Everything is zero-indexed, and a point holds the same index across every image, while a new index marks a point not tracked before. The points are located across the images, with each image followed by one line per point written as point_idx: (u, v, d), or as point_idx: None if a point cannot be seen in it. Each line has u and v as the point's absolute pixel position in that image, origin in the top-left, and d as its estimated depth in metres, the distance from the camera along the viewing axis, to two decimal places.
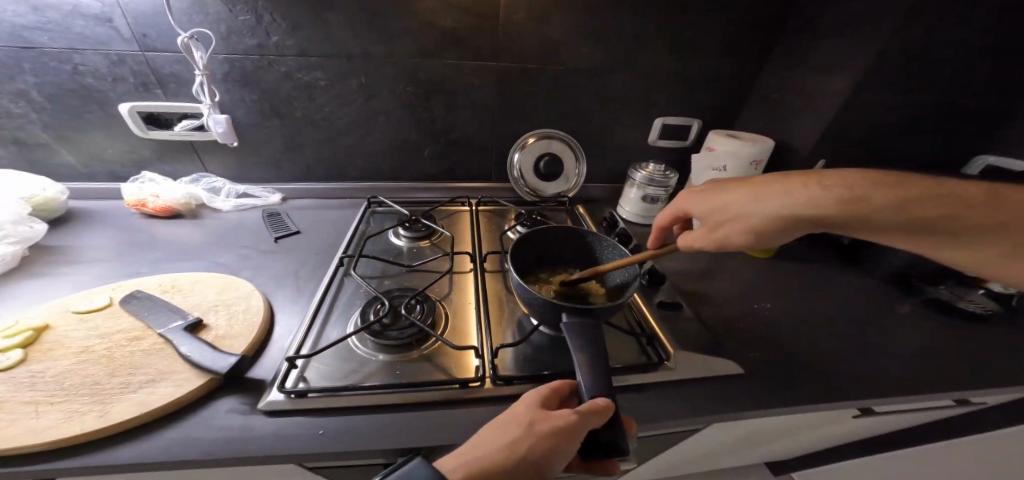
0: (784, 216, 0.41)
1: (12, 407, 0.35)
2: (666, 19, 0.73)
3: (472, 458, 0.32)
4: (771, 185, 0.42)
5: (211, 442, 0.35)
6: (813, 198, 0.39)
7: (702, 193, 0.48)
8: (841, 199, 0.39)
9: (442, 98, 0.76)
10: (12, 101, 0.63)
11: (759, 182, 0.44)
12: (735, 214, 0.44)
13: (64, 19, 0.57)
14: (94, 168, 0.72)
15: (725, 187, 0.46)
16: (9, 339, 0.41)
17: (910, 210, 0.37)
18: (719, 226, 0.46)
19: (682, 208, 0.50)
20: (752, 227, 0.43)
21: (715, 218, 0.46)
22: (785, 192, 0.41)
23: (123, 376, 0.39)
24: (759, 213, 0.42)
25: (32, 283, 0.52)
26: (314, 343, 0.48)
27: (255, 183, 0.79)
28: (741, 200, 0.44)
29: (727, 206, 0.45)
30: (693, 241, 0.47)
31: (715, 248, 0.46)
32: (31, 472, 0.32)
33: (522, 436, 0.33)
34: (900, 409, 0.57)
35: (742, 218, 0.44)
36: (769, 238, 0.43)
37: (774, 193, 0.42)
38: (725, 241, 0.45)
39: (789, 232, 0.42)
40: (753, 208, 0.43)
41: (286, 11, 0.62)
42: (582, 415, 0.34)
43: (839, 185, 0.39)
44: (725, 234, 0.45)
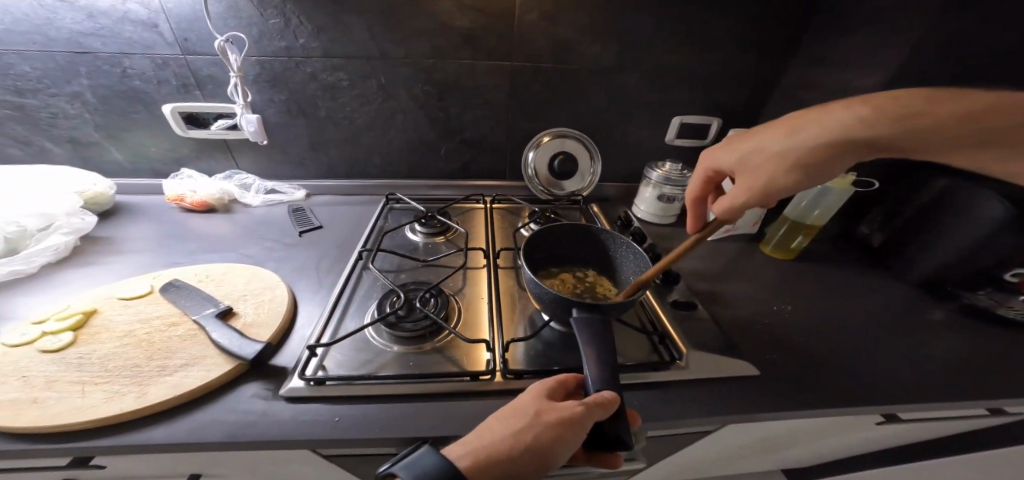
0: (828, 146, 0.37)
1: (63, 385, 0.38)
2: (686, 14, 0.71)
3: (478, 447, 0.33)
4: (812, 116, 0.38)
5: (236, 424, 0.38)
6: (862, 120, 0.35)
7: (733, 144, 0.46)
8: (894, 116, 0.34)
9: (459, 97, 0.77)
10: (69, 103, 0.68)
11: (797, 117, 0.40)
12: (773, 154, 0.40)
13: (115, 26, 0.62)
14: (139, 165, 0.78)
15: (757, 132, 0.43)
16: (62, 321, 0.45)
17: (979, 118, 0.32)
18: (754, 170, 0.42)
19: (711, 164, 0.49)
20: (793, 165, 0.39)
21: (749, 164, 0.43)
22: (830, 119, 0.37)
23: (160, 359, 0.42)
24: (795, 148, 0.39)
25: (83, 271, 0.57)
26: (333, 332, 0.50)
27: (281, 180, 0.83)
28: (774, 139, 0.41)
29: (762, 148, 0.42)
30: (726, 194, 0.44)
31: (753, 196, 0.43)
32: (76, 446, 0.35)
33: (527, 426, 0.34)
34: (930, 418, 0.55)
35: (777, 157, 0.40)
36: (812, 173, 0.39)
37: (812, 124, 0.38)
38: (765, 186, 0.42)
39: (837, 164, 0.38)
40: (788, 144, 0.39)
41: (312, 14, 0.64)
42: (587, 408, 0.34)
43: (891, 103, 0.34)
44: (762, 179, 0.42)
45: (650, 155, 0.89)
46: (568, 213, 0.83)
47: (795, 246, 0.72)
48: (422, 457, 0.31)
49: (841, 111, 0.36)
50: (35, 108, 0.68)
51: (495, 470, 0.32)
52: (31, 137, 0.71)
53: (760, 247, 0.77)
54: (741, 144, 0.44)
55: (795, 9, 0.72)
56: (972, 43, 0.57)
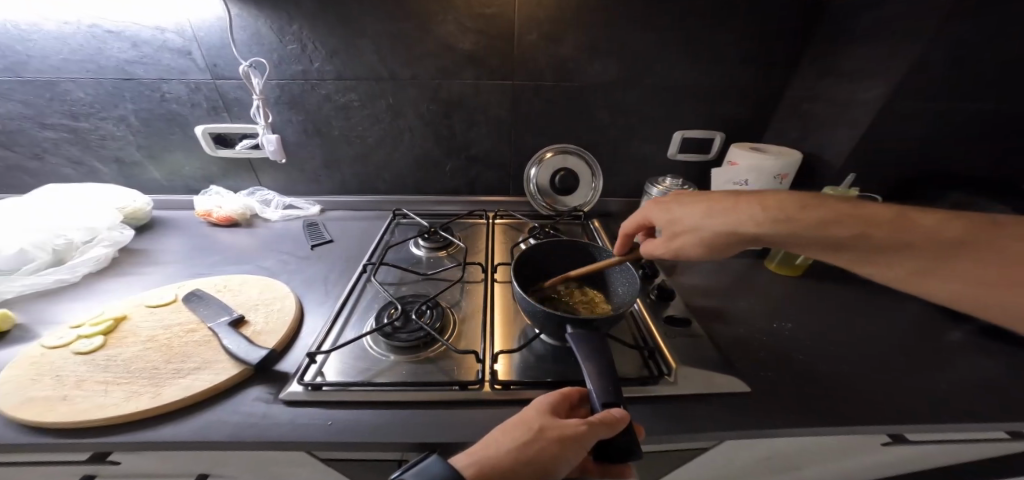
0: (732, 233, 0.44)
1: (89, 384, 0.42)
2: (683, 29, 0.72)
3: (484, 458, 0.34)
4: (723, 204, 0.44)
5: (236, 424, 0.41)
6: (755, 220, 0.42)
7: (663, 204, 0.50)
8: (786, 219, 0.41)
9: (462, 114, 0.81)
10: (116, 125, 0.76)
11: (715, 197, 0.46)
12: (691, 228, 0.46)
13: (155, 54, 0.68)
14: (174, 182, 0.85)
15: (684, 200, 0.48)
16: (95, 326, 0.50)
17: (827, 227, 0.40)
18: (674, 236, 0.48)
19: (646, 215, 0.52)
20: (704, 240, 0.46)
21: (673, 230, 0.48)
22: (734, 211, 0.43)
23: (176, 362, 0.46)
24: (707, 229, 0.45)
25: (117, 280, 0.62)
26: (334, 340, 0.52)
27: (299, 196, 0.88)
28: (695, 215, 0.46)
29: (684, 219, 0.47)
30: (654, 250, 0.50)
31: (672, 256, 0.49)
32: (92, 444, 0.38)
33: (531, 441, 0.34)
34: (946, 441, 0.52)
35: (695, 231, 0.46)
36: (716, 251, 0.46)
37: (723, 211, 0.44)
38: (680, 251, 0.48)
39: (738, 246, 0.45)
40: (705, 223, 0.45)
41: (326, 40, 0.70)
42: (591, 426, 0.35)
43: (777, 206, 0.42)
44: (681, 245, 0.48)
45: (653, 170, 0.89)
46: (570, 228, 0.84)
47: (801, 262, 0.70)
48: (429, 465, 0.32)
49: (742, 205, 0.43)
50: (87, 131, 0.76)
51: None
52: (83, 157, 0.79)
53: (765, 263, 0.75)
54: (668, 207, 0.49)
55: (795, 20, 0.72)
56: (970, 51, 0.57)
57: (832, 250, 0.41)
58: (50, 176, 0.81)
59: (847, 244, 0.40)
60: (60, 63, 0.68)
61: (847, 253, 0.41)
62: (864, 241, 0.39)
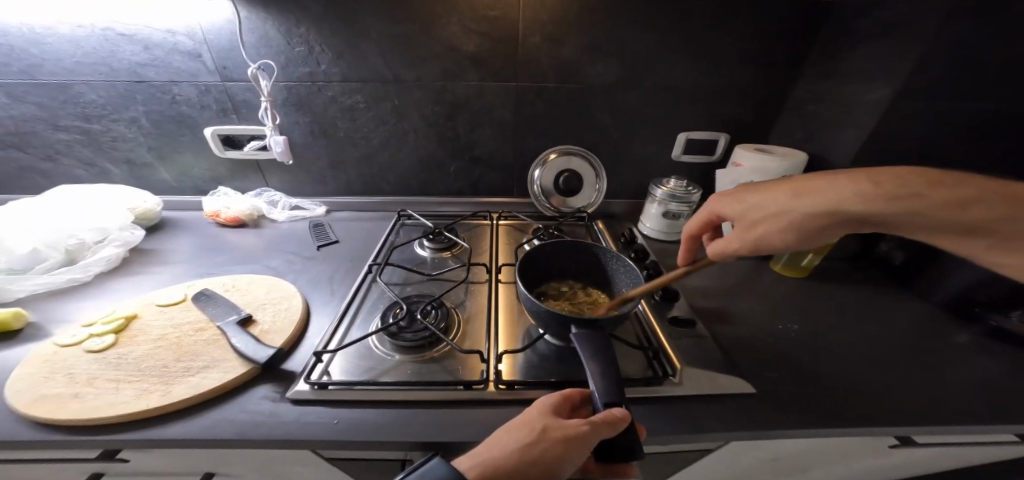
0: (828, 215, 0.40)
1: (100, 382, 0.43)
2: (686, 30, 0.72)
3: (488, 460, 0.34)
4: (812, 183, 0.42)
5: (243, 422, 0.41)
6: (860, 197, 0.38)
7: (736, 193, 0.48)
8: (888, 195, 0.37)
9: (466, 116, 0.81)
10: (127, 127, 0.77)
11: (802, 180, 0.43)
12: (774, 213, 0.44)
13: (166, 56, 0.70)
14: (184, 183, 0.86)
15: (763, 187, 0.46)
16: (107, 324, 0.51)
17: (949, 209, 0.36)
18: (753, 223, 0.45)
19: (714, 209, 0.51)
20: (791, 225, 0.43)
21: (752, 218, 0.45)
22: (830, 190, 0.40)
23: (185, 361, 0.46)
24: (795, 213, 0.42)
25: (127, 279, 0.63)
26: (340, 339, 0.53)
27: (305, 196, 0.89)
28: (779, 199, 0.43)
29: (764, 205, 0.44)
30: (727, 243, 0.47)
31: (750, 249, 0.46)
32: (103, 441, 0.39)
33: (534, 442, 0.35)
34: (955, 443, 0.51)
35: (780, 216, 0.43)
36: (804, 239, 0.43)
37: (817, 191, 0.41)
38: (762, 239, 0.45)
39: (826, 231, 0.42)
40: (793, 206, 0.42)
41: (333, 42, 0.71)
42: (594, 426, 0.35)
43: (889, 181, 0.38)
44: (761, 233, 0.45)
45: (656, 171, 0.89)
46: (574, 229, 0.84)
47: (806, 263, 0.70)
48: (434, 466, 0.32)
49: (842, 183, 0.40)
50: (99, 132, 0.77)
51: None
52: (95, 158, 0.80)
53: (770, 264, 0.74)
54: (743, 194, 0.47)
55: (799, 20, 0.72)
56: (975, 51, 0.57)
57: (954, 234, 0.37)
58: (62, 177, 0.82)
59: (960, 219, 0.36)
60: (74, 66, 0.69)
61: (951, 230, 0.37)
62: (977, 215, 0.35)
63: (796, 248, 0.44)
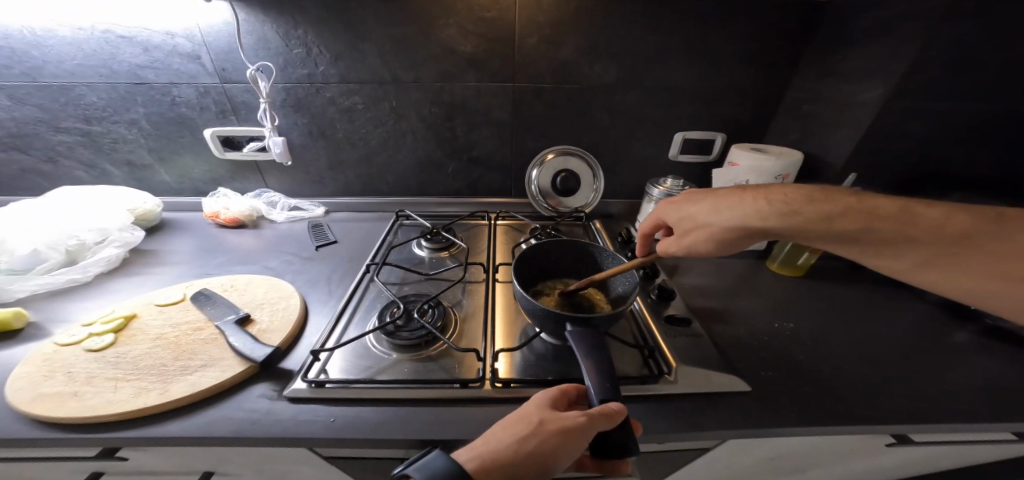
0: (740, 227, 0.44)
1: (98, 381, 0.42)
2: (681, 31, 0.73)
3: (486, 452, 0.34)
4: (729, 197, 0.45)
5: (238, 421, 0.41)
6: (761, 213, 0.42)
7: (672, 202, 0.50)
8: (784, 211, 0.41)
9: (463, 117, 0.82)
10: (127, 129, 0.77)
11: (719, 194, 0.46)
12: (699, 224, 0.47)
13: (165, 58, 0.70)
14: (184, 184, 0.85)
15: (690, 198, 0.49)
16: (106, 324, 0.50)
17: (839, 222, 0.40)
18: (685, 233, 0.49)
19: (657, 216, 0.53)
20: (712, 235, 0.46)
21: (682, 227, 0.49)
22: (739, 205, 0.44)
23: (183, 360, 0.46)
24: (715, 225, 0.46)
25: (127, 279, 0.61)
26: (338, 338, 0.53)
27: (304, 197, 0.90)
28: (701, 212, 0.47)
29: (692, 217, 0.48)
30: (666, 248, 0.50)
31: (681, 254, 0.49)
32: (101, 439, 0.38)
33: (532, 435, 0.35)
34: (953, 441, 0.51)
35: (704, 227, 0.47)
36: (726, 247, 0.46)
37: (729, 206, 0.44)
38: (691, 246, 0.48)
39: (744, 242, 0.45)
40: (712, 219, 0.46)
41: (331, 44, 0.72)
42: (590, 418, 0.35)
43: (785, 198, 0.42)
44: (690, 241, 0.48)
45: (654, 171, 0.90)
46: (571, 229, 0.85)
47: (802, 262, 0.70)
48: (434, 458, 0.33)
49: (748, 200, 0.43)
50: (100, 134, 0.77)
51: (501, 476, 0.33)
52: (96, 160, 0.80)
53: (767, 263, 0.74)
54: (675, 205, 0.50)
55: (793, 21, 0.72)
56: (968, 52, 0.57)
57: (852, 244, 0.41)
58: (63, 179, 0.81)
59: (838, 232, 0.40)
60: (75, 68, 0.69)
61: (835, 239, 0.41)
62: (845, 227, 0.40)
63: (722, 253, 0.47)
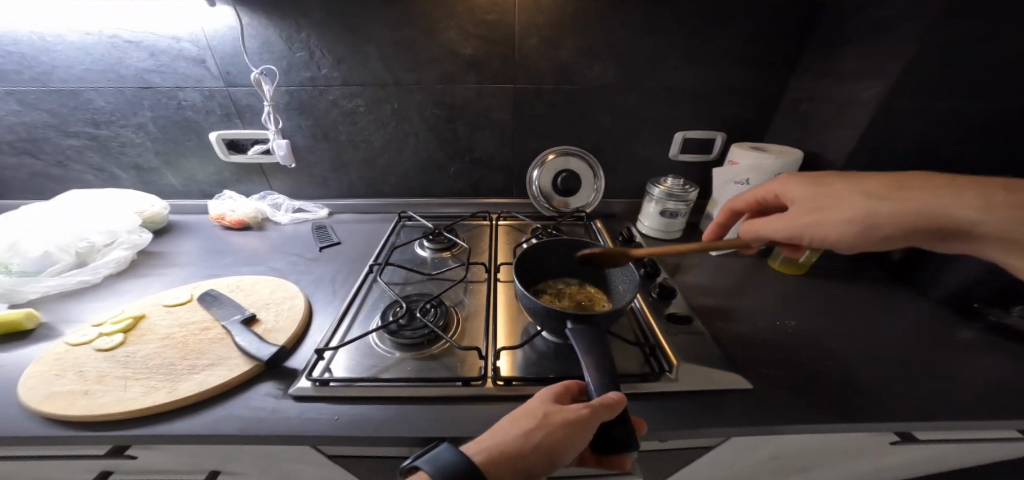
0: (908, 214, 0.40)
1: (108, 380, 0.42)
2: (682, 31, 0.73)
3: (493, 444, 0.35)
4: (901, 182, 0.42)
5: (246, 418, 0.41)
6: (949, 200, 0.39)
7: (805, 179, 0.47)
8: (949, 197, 0.39)
9: (464, 119, 0.83)
10: (135, 132, 0.77)
11: (893, 179, 0.42)
12: (852, 200, 0.42)
13: (172, 62, 0.70)
14: (190, 187, 0.85)
15: (845, 179, 0.44)
16: (115, 324, 0.50)
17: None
18: (815, 209, 0.44)
19: (776, 188, 0.50)
20: (865, 216, 0.41)
21: (820, 202, 0.44)
22: (922, 190, 0.40)
23: (191, 359, 0.46)
24: (875, 206, 0.41)
25: (135, 280, 0.61)
26: (342, 337, 0.53)
27: (308, 199, 0.91)
28: (861, 191, 0.42)
29: (845, 193, 0.43)
30: (783, 226, 0.45)
31: (803, 231, 0.45)
32: (110, 437, 0.38)
33: (537, 427, 0.35)
34: (956, 438, 0.51)
35: (853, 205, 0.42)
36: (867, 230, 0.42)
37: (906, 190, 0.41)
38: (820, 223, 0.43)
39: (884, 228, 0.41)
40: (876, 200, 0.41)
41: (334, 48, 0.73)
42: (593, 410, 0.35)
43: (979, 194, 0.38)
44: (823, 220, 0.43)
45: (655, 171, 0.90)
46: (572, 229, 0.85)
47: (804, 261, 0.70)
48: (441, 451, 0.33)
49: (938, 190, 0.40)
50: (107, 138, 0.77)
51: (507, 468, 0.33)
52: (103, 164, 0.80)
53: (769, 262, 0.75)
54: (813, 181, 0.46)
55: (792, 20, 0.72)
56: (966, 50, 0.57)
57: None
58: (73, 182, 0.82)
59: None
60: (83, 73, 0.70)
61: (1008, 247, 0.38)
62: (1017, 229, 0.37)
63: (856, 241, 0.43)
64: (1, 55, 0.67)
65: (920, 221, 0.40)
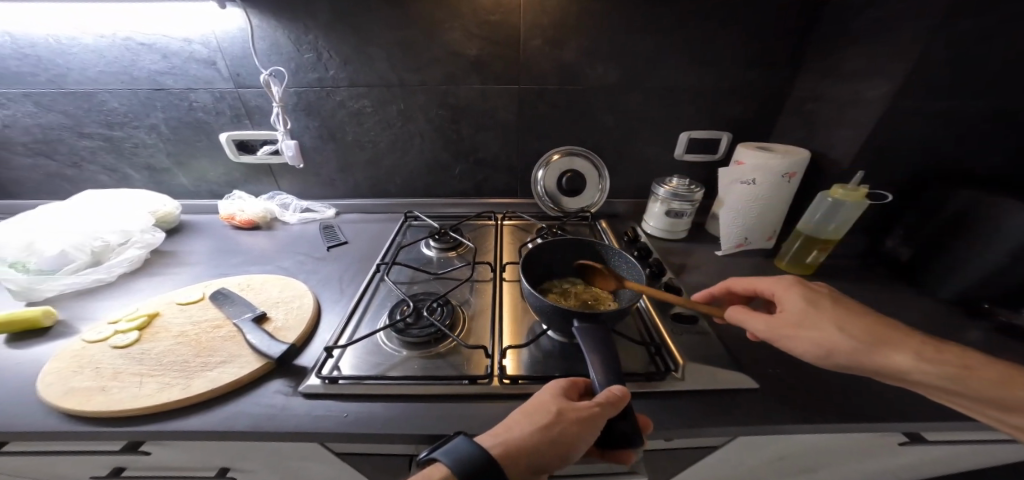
0: (866, 347, 0.40)
1: (124, 376, 0.43)
2: (686, 31, 0.73)
3: (508, 438, 0.35)
4: (881, 334, 0.40)
5: (258, 415, 0.42)
6: (906, 365, 0.39)
7: (808, 295, 0.44)
8: (934, 363, 0.38)
9: (469, 120, 0.84)
10: (148, 133, 0.78)
11: (881, 330, 0.41)
12: (829, 341, 0.41)
13: (184, 64, 0.71)
14: (200, 187, 0.86)
15: (836, 309, 0.42)
16: (130, 321, 0.50)
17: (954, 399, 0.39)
18: (803, 328, 0.42)
19: (770, 289, 0.48)
20: (834, 351, 0.41)
21: (801, 325, 0.42)
22: (892, 361, 0.39)
23: (204, 356, 0.47)
24: (846, 347, 0.40)
25: (148, 279, 0.62)
26: (350, 335, 0.54)
27: (315, 199, 0.92)
28: (841, 336, 0.40)
29: (831, 337, 0.41)
30: (757, 324, 0.44)
31: (773, 336, 0.44)
32: (126, 433, 0.39)
33: (550, 423, 0.36)
34: (964, 440, 0.51)
35: (828, 342, 0.41)
36: (827, 357, 0.41)
37: (882, 348, 0.40)
38: (791, 347, 0.43)
39: (858, 369, 0.41)
40: (850, 337, 0.40)
41: (341, 49, 0.73)
42: (603, 407, 0.36)
43: (939, 370, 0.38)
44: (800, 336, 0.42)
45: (660, 170, 0.90)
46: (577, 229, 0.85)
47: (811, 260, 0.67)
48: (459, 442, 0.35)
49: (910, 356, 0.39)
50: (121, 139, 0.78)
51: (523, 461, 0.34)
52: (117, 165, 0.81)
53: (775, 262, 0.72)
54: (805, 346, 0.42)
55: (798, 19, 0.72)
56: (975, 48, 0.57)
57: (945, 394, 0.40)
58: (88, 182, 0.83)
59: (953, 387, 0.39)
60: (98, 75, 0.71)
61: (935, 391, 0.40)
62: (978, 389, 0.38)
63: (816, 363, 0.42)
64: (18, 57, 0.69)
65: (887, 374, 0.40)
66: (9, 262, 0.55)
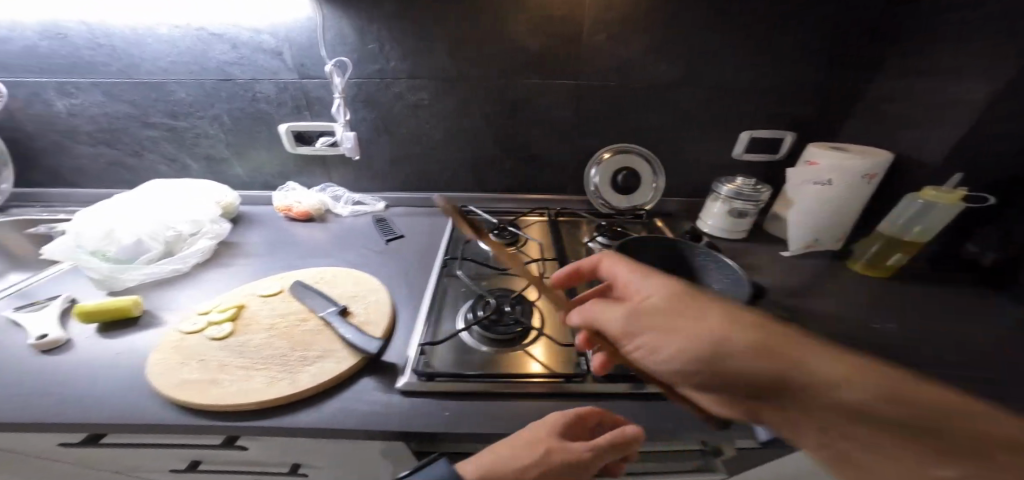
0: (715, 346, 0.30)
1: (230, 368, 0.43)
2: (760, 29, 0.72)
3: (490, 469, 0.34)
4: (707, 320, 0.32)
5: (361, 412, 0.41)
6: (719, 351, 0.30)
7: (665, 284, 0.36)
8: (827, 371, 0.25)
9: (527, 115, 0.82)
10: (210, 124, 0.77)
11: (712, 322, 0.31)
12: (677, 342, 0.32)
13: (251, 54, 0.70)
14: (254, 179, 0.86)
15: (679, 303, 0.34)
16: (221, 312, 0.50)
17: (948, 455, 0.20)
18: (661, 322, 0.33)
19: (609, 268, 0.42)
20: (677, 351, 0.32)
21: (628, 327, 0.35)
22: (699, 339, 0.31)
23: (300, 351, 0.46)
24: (692, 344, 0.31)
25: (219, 271, 0.62)
26: (433, 332, 0.53)
27: (365, 192, 0.91)
28: (687, 333, 0.32)
29: (648, 337, 0.34)
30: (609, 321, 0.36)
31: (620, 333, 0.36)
32: (237, 428, 0.39)
33: (535, 462, 0.34)
34: None
35: (663, 338, 0.33)
36: (697, 374, 0.32)
37: (700, 336, 0.31)
38: (659, 350, 0.33)
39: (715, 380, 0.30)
40: (704, 333, 0.31)
41: (406, 41, 0.73)
42: (596, 453, 0.35)
43: (807, 377, 0.26)
44: (655, 339, 0.34)
45: (717, 170, 0.89)
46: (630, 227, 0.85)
47: (892, 262, 0.66)
48: (436, 466, 0.36)
49: (738, 343, 0.29)
50: (184, 129, 0.78)
51: None
52: (177, 155, 0.81)
53: (848, 263, 0.71)
54: (681, 344, 0.32)
55: (872, 17, 0.71)
56: None
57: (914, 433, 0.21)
58: (147, 172, 0.82)
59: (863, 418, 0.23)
60: (169, 65, 0.70)
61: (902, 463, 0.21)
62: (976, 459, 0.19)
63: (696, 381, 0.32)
64: (92, 47, 0.68)
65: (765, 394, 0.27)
66: (89, 251, 0.56)
